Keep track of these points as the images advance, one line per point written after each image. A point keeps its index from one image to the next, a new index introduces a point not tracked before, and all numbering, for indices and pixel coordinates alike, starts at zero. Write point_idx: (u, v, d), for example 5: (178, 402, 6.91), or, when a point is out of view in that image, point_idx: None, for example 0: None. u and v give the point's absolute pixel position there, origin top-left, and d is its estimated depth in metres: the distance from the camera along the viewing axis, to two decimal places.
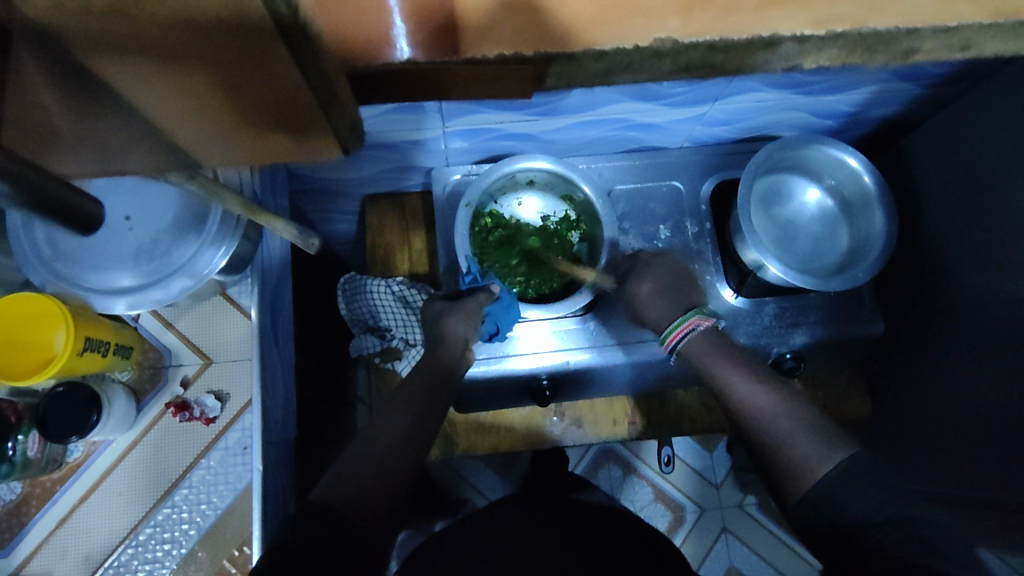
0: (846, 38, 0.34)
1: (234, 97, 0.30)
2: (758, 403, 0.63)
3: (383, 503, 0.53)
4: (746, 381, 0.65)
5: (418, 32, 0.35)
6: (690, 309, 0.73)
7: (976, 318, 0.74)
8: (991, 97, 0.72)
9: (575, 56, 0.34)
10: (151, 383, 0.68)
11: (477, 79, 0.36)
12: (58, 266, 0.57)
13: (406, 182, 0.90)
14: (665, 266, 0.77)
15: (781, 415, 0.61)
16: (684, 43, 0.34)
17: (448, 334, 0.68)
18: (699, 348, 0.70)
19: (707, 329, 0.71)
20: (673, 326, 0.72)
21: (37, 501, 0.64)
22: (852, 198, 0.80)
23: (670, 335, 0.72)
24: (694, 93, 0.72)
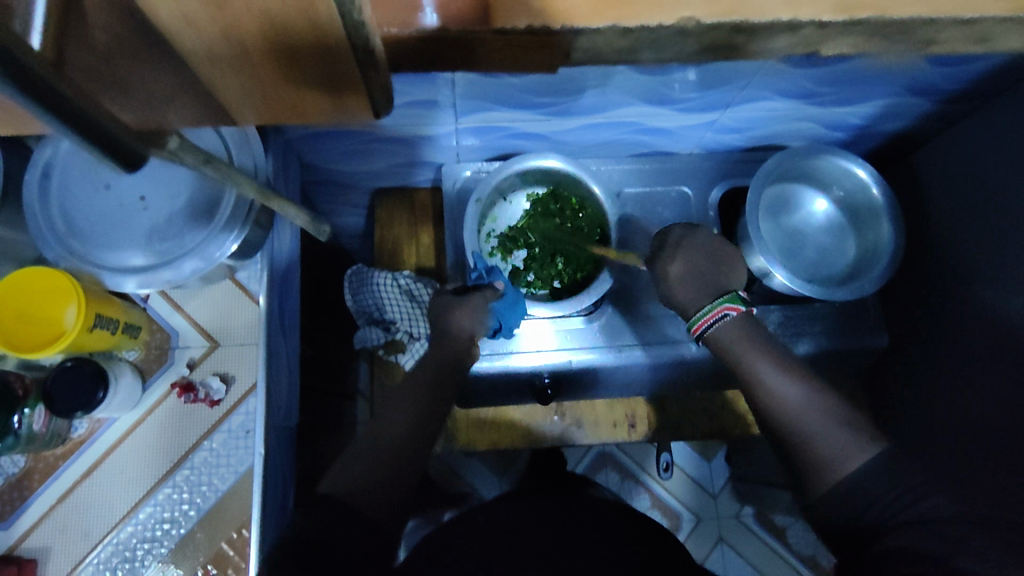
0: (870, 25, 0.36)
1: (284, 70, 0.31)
2: (787, 396, 0.58)
3: (388, 492, 0.54)
4: (777, 372, 0.59)
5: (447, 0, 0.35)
6: (722, 293, 0.64)
7: (980, 334, 0.75)
8: (1002, 114, 0.72)
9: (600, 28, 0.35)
10: (158, 363, 0.69)
11: (505, 49, 0.36)
12: (72, 242, 0.58)
13: (417, 177, 0.90)
14: (699, 251, 0.67)
15: (811, 410, 0.57)
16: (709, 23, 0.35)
17: (452, 327, 0.68)
18: (732, 338, 0.62)
19: (740, 316, 0.63)
20: (703, 311, 0.63)
21: (39, 476, 0.65)
22: (861, 210, 0.80)
23: (701, 319, 0.63)
24: (706, 98, 0.73)
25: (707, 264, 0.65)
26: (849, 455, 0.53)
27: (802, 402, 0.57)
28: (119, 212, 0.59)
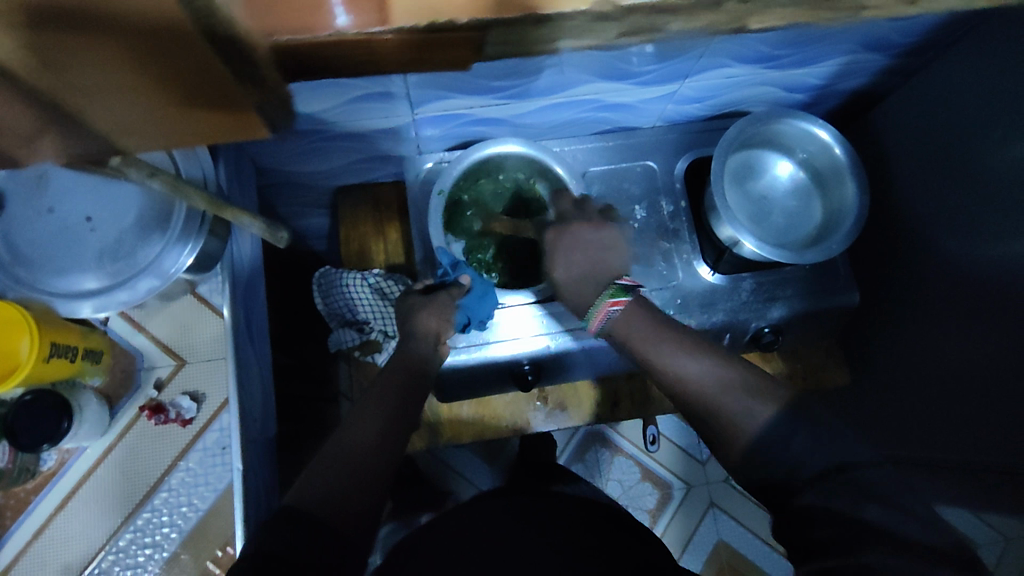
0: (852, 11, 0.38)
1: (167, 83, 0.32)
2: (689, 372, 0.56)
3: (358, 504, 0.53)
4: (675, 350, 0.57)
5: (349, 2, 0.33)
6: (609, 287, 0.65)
7: (949, 283, 0.75)
8: (957, 64, 0.72)
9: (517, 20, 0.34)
10: (124, 387, 0.68)
11: (414, 45, 0.36)
12: (18, 271, 0.55)
13: (378, 173, 0.89)
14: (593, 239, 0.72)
15: (716, 389, 0.54)
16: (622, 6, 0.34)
17: (418, 327, 0.67)
18: (626, 327, 0.61)
19: (624, 308, 0.62)
20: (591, 315, 0.64)
21: (11, 513, 0.64)
22: (824, 170, 0.80)
23: (593, 318, 0.64)
24: (663, 71, 0.72)
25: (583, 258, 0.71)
26: (752, 416, 0.50)
27: (705, 379, 0.54)
28: (64, 236, 0.56)
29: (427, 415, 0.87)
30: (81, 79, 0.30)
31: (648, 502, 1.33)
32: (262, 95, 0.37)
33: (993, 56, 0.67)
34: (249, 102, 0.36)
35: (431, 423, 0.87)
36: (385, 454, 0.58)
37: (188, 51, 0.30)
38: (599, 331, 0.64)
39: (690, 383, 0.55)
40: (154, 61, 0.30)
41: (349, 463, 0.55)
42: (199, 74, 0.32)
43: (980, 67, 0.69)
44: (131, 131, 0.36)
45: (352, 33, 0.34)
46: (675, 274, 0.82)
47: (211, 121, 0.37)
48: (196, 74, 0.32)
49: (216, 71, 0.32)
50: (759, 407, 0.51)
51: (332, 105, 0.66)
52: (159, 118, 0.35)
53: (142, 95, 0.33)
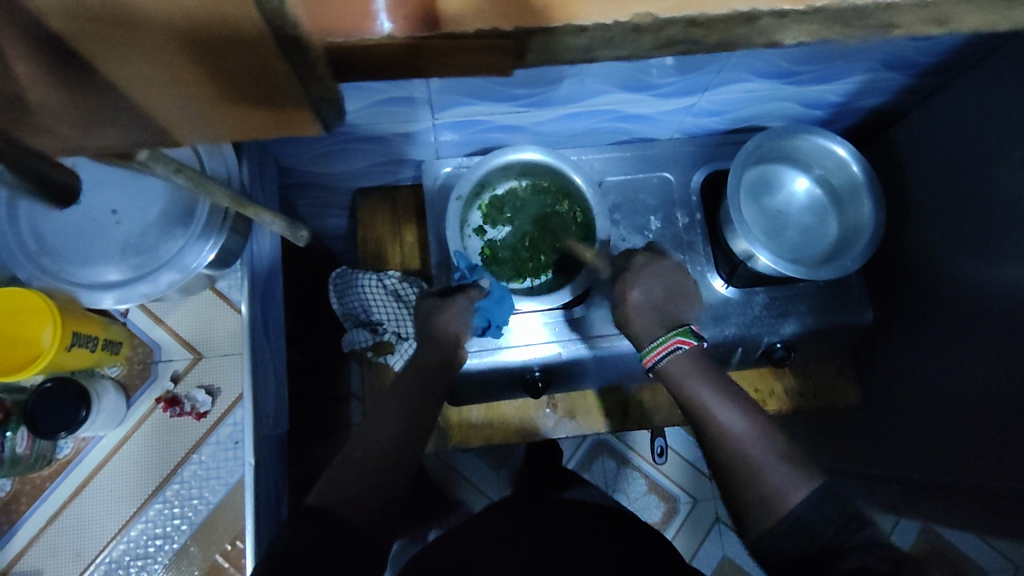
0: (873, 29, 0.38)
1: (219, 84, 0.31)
2: (735, 429, 0.61)
3: (373, 505, 0.54)
4: (724, 406, 0.62)
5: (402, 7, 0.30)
6: (673, 328, 0.68)
7: (964, 305, 0.75)
8: (977, 85, 0.72)
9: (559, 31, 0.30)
10: (141, 378, 0.69)
11: (460, 52, 0.32)
12: (44, 261, 0.56)
13: (397, 176, 0.90)
14: (655, 274, 0.72)
15: (756, 443, 0.59)
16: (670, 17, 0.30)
17: (438, 330, 0.68)
18: (682, 370, 0.65)
19: (690, 350, 0.66)
20: (657, 342, 0.67)
21: (26, 499, 0.65)
22: (841, 188, 0.80)
23: (651, 352, 0.67)
24: (682, 83, 0.72)
25: (662, 293, 0.71)
26: (793, 488, 0.55)
27: (748, 434, 0.60)
28: (90, 228, 0.57)
29: (437, 419, 0.87)
30: (140, 78, 0.29)
31: (654, 515, 1.33)
32: (319, 96, 0.34)
33: (1013, 77, 0.67)
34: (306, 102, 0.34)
35: (441, 428, 0.87)
36: (399, 459, 0.59)
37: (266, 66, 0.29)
38: (653, 367, 0.68)
39: (734, 434, 0.60)
40: (214, 65, 0.29)
41: (364, 467, 0.56)
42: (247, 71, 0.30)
43: (1000, 89, 0.69)
44: (186, 133, 0.34)
45: (400, 39, 0.30)
46: None
47: (259, 119, 0.35)
48: (259, 82, 0.31)
49: (274, 77, 0.31)
50: (802, 481, 0.56)
51: (355, 108, 0.67)
52: (215, 121, 0.34)
53: (205, 93, 0.31)
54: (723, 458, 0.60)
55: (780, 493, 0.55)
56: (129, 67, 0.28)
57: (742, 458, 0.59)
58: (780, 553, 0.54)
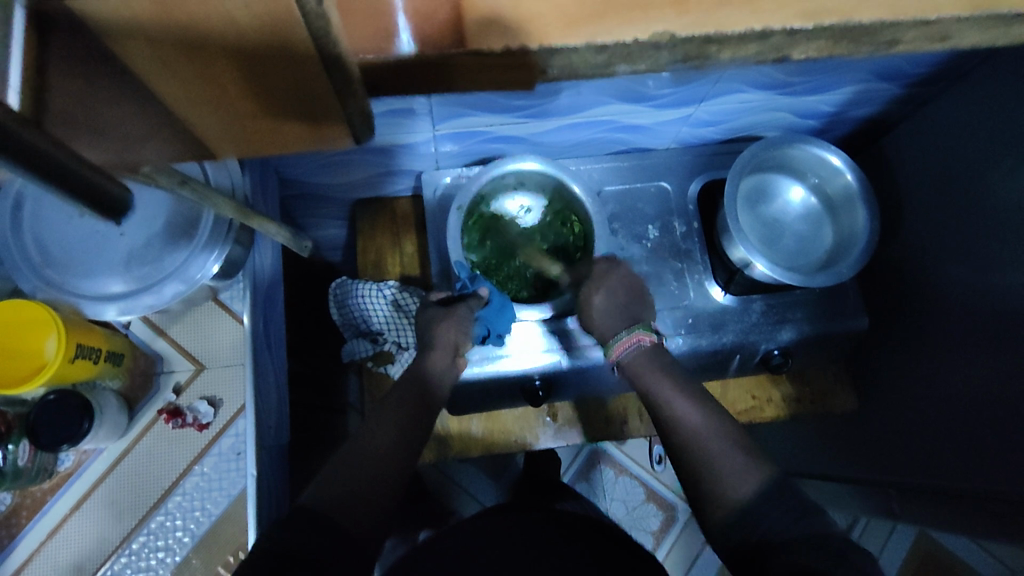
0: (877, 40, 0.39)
1: (264, 91, 0.30)
2: (690, 421, 0.60)
3: (363, 506, 0.54)
4: (679, 397, 0.62)
5: (423, 31, 0.33)
6: (634, 324, 0.69)
7: (955, 312, 0.76)
8: (968, 95, 0.74)
9: (574, 48, 0.33)
10: (143, 390, 0.70)
11: (481, 69, 0.35)
12: (49, 273, 0.57)
13: (396, 187, 0.90)
14: (620, 278, 0.72)
15: (712, 436, 0.59)
16: (680, 36, 0.33)
17: (438, 339, 0.68)
18: (638, 365, 0.66)
19: (649, 344, 0.67)
20: (618, 338, 0.68)
21: (27, 513, 0.66)
22: (836, 196, 0.81)
23: (616, 345, 0.68)
24: (679, 94, 0.73)
25: (627, 297, 0.71)
26: (740, 478, 0.55)
27: (700, 428, 0.60)
28: (95, 239, 0.58)
29: (437, 428, 0.88)
30: (176, 83, 0.28)
31: (652, 524, 1.33)
32: (356, 111, 0.34)
33: (1000, 88, 0.68)
34: (341, 116, 0.34)
35: (441, 437, 0.88)
36: (397, 464, 0.59)
37: (299, 66, 0.28)
38: (616, 362, 0.68)
39: (686, 428, 0.60)
40: (255, 73, 0.29)
41: (359, 471, 0.57)
42: (290, 82, 0.30)
43: (988, 100, 0.70)
44: (221, 141, 0.34)
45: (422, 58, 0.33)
46: (686, 293, 0.83)
47: (292, 130, 0.35)
48: (298, 86, 0.30)
49: (318, 91, 0.31)
50: (748, 474, 0.55)
51: None
52: (255, 125, 0.33)
53: (244, 90, 0.30)
54: (677, 449, 0.60)
55: (731, 484, 0.55)
56: (167, 68, 0.27)
57: (694, 451, 0.59)
58: (730, 543, 0.53)
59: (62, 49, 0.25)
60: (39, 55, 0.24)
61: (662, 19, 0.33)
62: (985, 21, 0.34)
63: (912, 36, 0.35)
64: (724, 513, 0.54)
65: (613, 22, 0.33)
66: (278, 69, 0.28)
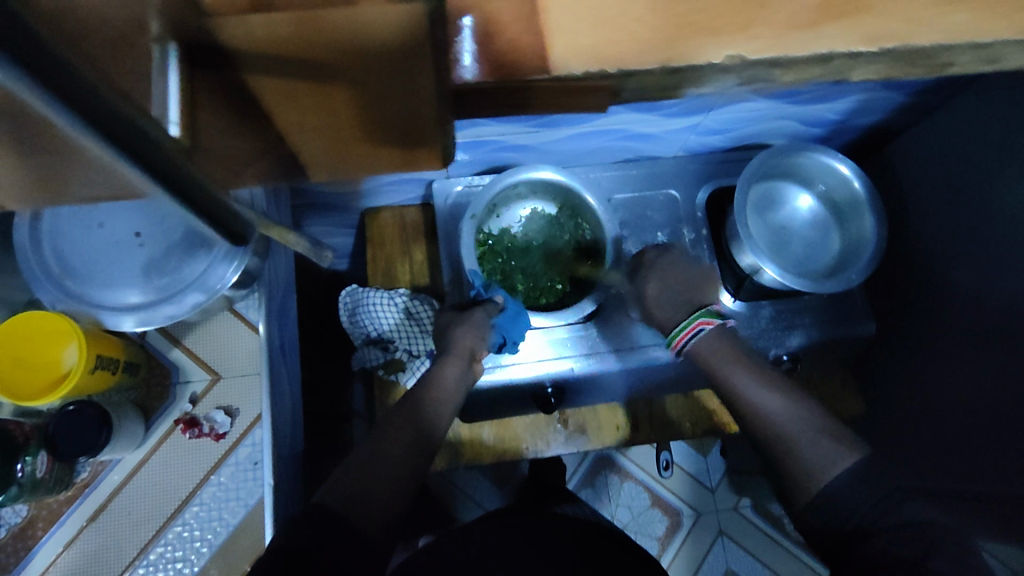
0: (894, 56, 0.35)
1: (370, 128, 0.38)
2: (769, 407, 0.59)
3: (378, 504, 0.53)
4: (754, 383, 0.61)
5: (490, 50, 0.32)
6: (696, 310, 0.69)
7: (961, 317, 0.77)
8: (973, 103, 0.75)
9: (645, 74, 0.34)
10: (158, 400, 0.70)
11: (561, 93, 0.35)
12: (68, 283, 0.58)
13: (406, 196, 0.91)
14: (670, 262, 0.74)
15: (789, 422, 0.58)
16: (751, 64, 0.34)
17: (455, 344, 0.69)
18: (712, 350, 0.65)
19: (715, 328, 0.67)
20: (680, 327, 0.68)
21: (43, 524, 0.66)
22: (843, 203, 0.82)
23: (680, 334, 0.68)
24: (689, 104, 0.74)
25: (680, 281, 0.73)
26: (832, 459, 0.53)
27: (780, 410, 0.59)
28: (115, 250, 0.58)
29: (448, 435, 0.88)
30: (306, 119, 0.36)
31: (657, 529, 1.33)
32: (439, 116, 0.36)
33: (1006, 97, 0.70)
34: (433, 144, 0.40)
35: (453, 444, 0.87)
36: (413, 464, 0.58)
37: (404, 59, 0.30)
38: (681, 351, 0.68)
39: (768, 414, 0.59)
40: (376, 116, 0.36)
41: (374, 468, 0.56)
42: (398, 123, 0.37)
43: (992, 109, 0.72)
44: (298, 127, 0.37)
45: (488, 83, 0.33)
46: None
47: (389, 153, 0.42)
48: (402, 85, 0.32)
49: (421, 117, 0.36)
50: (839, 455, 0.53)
51: None
52: (351, 148, 0.41)
53: (347, 118, 0.36)
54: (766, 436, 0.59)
55: (820, 467, 0.53)
56: (282, 65, 0.30)
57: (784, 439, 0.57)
58: (822, 526, 0.51)
59: (208, 79, 0.31)
60: (190, 78, 0.30)
61: (734, 44, 0.33)
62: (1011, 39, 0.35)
63: (969, 59, 0.35)
64: (809, 496, 0.53)
65: (685, 48, 0.33)
66: (389, 81, 0.32)
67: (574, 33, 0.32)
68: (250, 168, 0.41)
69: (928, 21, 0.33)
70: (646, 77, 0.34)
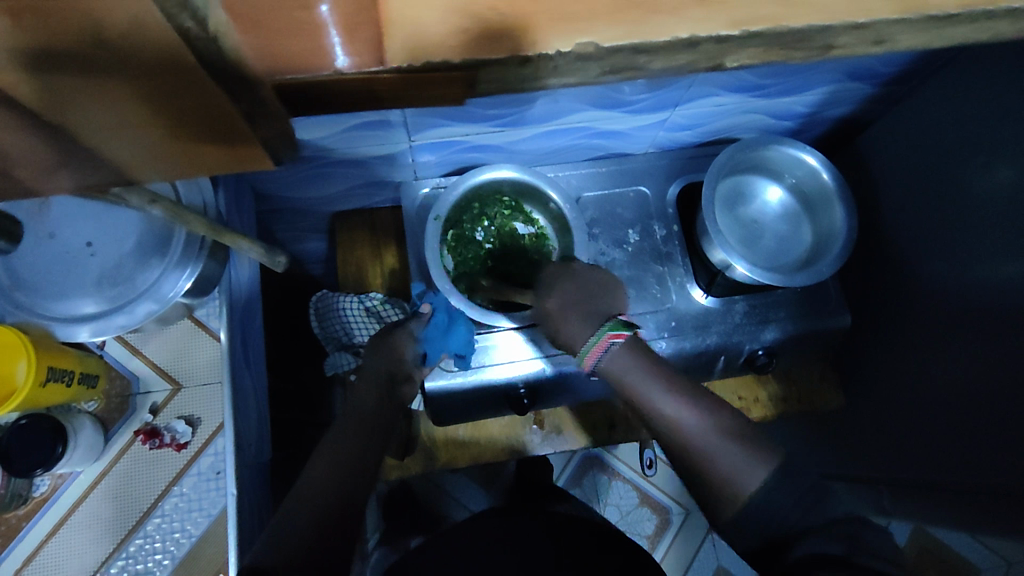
0: (765, 38, 0.33)
1: (159, 106, 0.29)
2: (690, 428, 0.56)
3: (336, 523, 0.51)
4: (673, 402, 0.58)
5: (353, 43, 0.32)
6: (605, 321, 0.62)
7: (937, 308, 0.76)
8: (942, 90, 0.74)
9: (502, 62, 0.33)
10: (120, 411, 0.72)
11: (403, 88, 0.34)
12: (17, 295, 0.56)
13: (375, 199, 0.90)
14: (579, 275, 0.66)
15: (711, 442, 0.55)
16: (606, 47, 0.32)
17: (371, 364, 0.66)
18: (621, 370, 0.60)
19: (625, 342, 0.61)
20: (589, 342, 0.61)
21: (2, 539, 0.67)
22: (813, 196, 0.81)
23: (589, 351, 0.61)
24: (652, 100, 0.73)
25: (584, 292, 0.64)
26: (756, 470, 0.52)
27: (695, 429, 0.56)
28: (66, 261, 0.57)
29: (423, 438, 0.87)
30: (92, 119, 0.29)
31: (646, 528, 1.32)
32: (272, 131, 0.35)
33: (977, 84, 0.69)
34: (253, 140, 0.34)
35: (426, 447, 0.87)
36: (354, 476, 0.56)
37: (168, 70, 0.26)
38: (595, 367, 0.62)
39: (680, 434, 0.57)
40: (185, 133, 0.32)
41: (326, 470, 0.55)
42: (190, 107, 0.30)
43: (962, 95, 0.71)
44: (139, 164, 0.34)
45: (349, 75, 0.32)
46: (668, 297, 0.83)
47: (210, 151, 0.34)
48: (196, 109, 0.30)
49: (221, 108, 0.30)
50: (752, 466, 0.53)
51: (329, 134, 0.68)
52: (178, 154, 0.34)
53: (150, 134, 0.31)
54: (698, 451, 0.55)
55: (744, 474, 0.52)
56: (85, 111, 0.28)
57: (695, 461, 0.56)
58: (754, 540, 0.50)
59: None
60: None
61: (590, 31, 0.32)
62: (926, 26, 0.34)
63: (846, 41, 0.35)
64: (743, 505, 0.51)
65: (542, 36, 0.32)
66: (171, 90, 0.28)
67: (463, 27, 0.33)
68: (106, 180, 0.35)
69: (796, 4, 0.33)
70: (501, 68, 0.33)
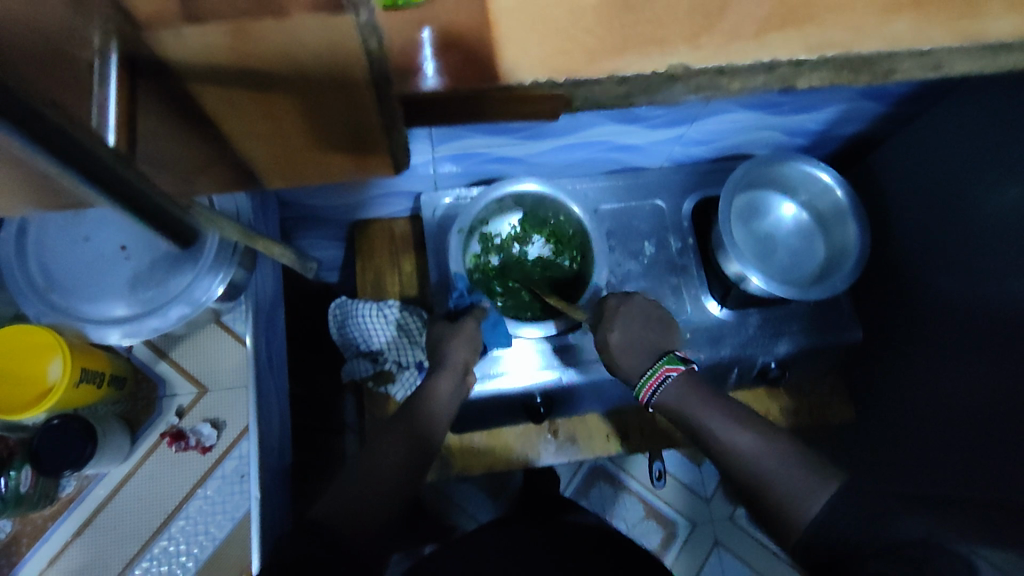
0: (834, 62, 0.35)
1: (312, 120, 0.34)
2: (738, 447, 0.60)
3: (367, 516, 0.56)
4: (722, 420, 0.62)
5: (445, 62, 0.35)
6: (659, 357, 0.69)
7: (950, 324, 0.77)
8: (953, 111, 0.76)
9: (599, 81, 0.34)
10: (146, 413, 0.75)
11: (508, 104, 0.36)
12: (53, 297, 0.58)
13: (394, 208, 0.92)
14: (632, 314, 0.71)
15: (765, 458, 0.58)
16: (695, 68, 0.34)
17: (449, 358, 0.71)
18: (677, 401, 0.65)
19: (678, 376, 0.67)
20: (648, 373, 0.68)
21: (27, 539, 0.71)
22: (826, 211, 0.83)
23: (645, 384, 0.67)
24: (671, 116, 0.75)
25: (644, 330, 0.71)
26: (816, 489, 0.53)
27: (757, 449, 0.59)
28: (101, 264, 0.59)
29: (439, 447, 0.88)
30: (249, 101, 0.31)
31: (652, 540, 1.32)
32: (396, 142, 0.39)
33: (987, 106, 0.70)
34: (383, 149, 0.39)
35: (443, 456, 0.87)
36: (409, 475, 0.61)
37: (335, 73, 0.30)
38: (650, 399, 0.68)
39: (742, 456, 0.59)
40: (317, 127, 0.35)
41: (382, 463, 0.61)
42: (335, 107, 0.33)
43: (974, 117, 0.72)
44: (267, 168, 0.39)
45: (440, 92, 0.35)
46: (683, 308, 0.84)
47: (339, 160, 0.40)
48: (347, 115, 0.34)
49: (365, 118, 0.35)
50: (815, 486, 0.54)
51: None
52: (296, 163, 0.40)
53: (279, 107, 0.32)
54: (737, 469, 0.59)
55: (799, 501, 0.54)
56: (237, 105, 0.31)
57: (762, 473, 0.57)
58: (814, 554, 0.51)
59: (148, 90, 0.28)
60: (130, 92, 0.28)
61: (677, 54, 0.33)
62: (985, 53, 0.35)
63: (910, 65, 0.36)
64: (798, 535, 0.53)
65: (632, 57, 0.33)
66: (330, 91, 0.31)
67: (520, 45, 0.34)
68: (200, 176, 0.37)
69: (865, 31, 0.34)
70: (594, 87, 0.34)
